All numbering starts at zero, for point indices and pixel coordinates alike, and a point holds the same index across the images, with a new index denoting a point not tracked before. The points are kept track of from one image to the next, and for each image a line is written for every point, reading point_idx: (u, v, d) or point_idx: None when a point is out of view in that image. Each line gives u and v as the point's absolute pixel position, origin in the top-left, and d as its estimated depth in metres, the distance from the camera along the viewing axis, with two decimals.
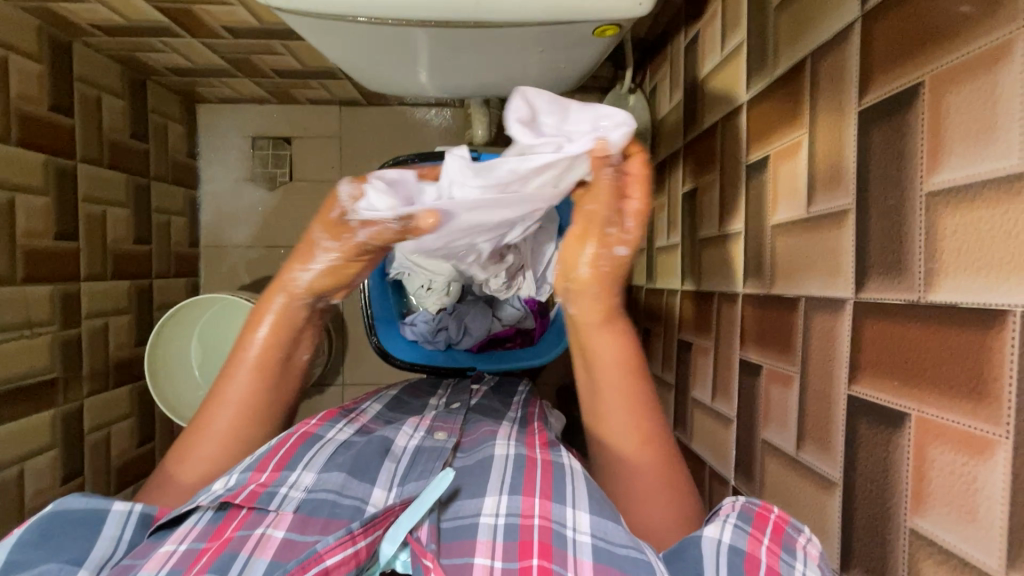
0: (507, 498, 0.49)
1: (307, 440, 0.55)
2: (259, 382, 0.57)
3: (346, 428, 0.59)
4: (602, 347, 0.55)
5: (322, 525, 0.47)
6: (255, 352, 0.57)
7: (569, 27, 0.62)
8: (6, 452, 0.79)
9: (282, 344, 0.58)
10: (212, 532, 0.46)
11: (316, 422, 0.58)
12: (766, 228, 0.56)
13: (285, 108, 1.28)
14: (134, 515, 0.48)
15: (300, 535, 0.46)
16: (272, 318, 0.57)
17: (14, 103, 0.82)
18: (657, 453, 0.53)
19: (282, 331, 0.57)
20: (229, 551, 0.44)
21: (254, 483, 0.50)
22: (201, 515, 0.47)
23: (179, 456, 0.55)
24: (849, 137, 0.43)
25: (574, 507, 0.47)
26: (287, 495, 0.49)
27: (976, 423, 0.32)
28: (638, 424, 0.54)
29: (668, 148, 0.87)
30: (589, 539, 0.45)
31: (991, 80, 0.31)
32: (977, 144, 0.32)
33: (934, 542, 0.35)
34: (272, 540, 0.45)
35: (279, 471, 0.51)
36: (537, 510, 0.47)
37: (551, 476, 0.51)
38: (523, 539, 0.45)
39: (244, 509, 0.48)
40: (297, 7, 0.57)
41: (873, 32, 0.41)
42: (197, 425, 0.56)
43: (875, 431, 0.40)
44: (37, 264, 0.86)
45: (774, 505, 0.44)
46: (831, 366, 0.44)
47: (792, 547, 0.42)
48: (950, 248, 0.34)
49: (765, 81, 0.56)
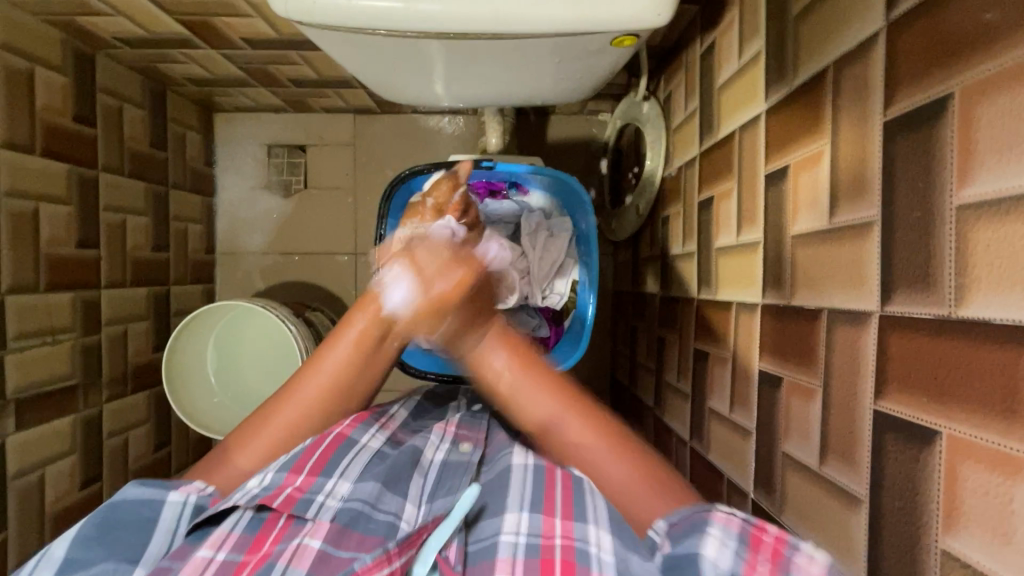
0: (528, 516, 0.48)
1: (343, 443, 0.55)
2: (353, 370, 0.58)
3: (379, 435, 0.59)
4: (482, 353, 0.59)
5: (357, 539, 0.47)
6: (343, 352, 0.58)
7: (586, 38, 0.62)
8: (28, 457, 0.80)
9: (360, 357, 0.58)
10: (250, 544, 0.46)
11: (350, 422, 0.57)
12: (786, 238, 0.55)
13: (301, 117, 1.30)
14: (188, 507, 0.49)
15: (336, 548, 0.46)
16: (355, 333, 0.58)
17: (39, 115, 0.84)
18: (578, 415, 0.54)
19: (368, 345, 0.58)
20: (268, 563, 0.43)
21: (291, 486, 0.50)
22: (239, 516, 0.48)
23: (258, 422, 0.55)
24: (873, 148, 0.43)
25: (596, 525, 0.46)
26: (324, 504, 0.49)
27: (1007, 442, 0.31)
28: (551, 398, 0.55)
29: (683, 157, 0.87)
30: (612, 560, 0.43)
31: (1023, 92, 0.31)
32: (1008, 158, 0.32)
33: (966, 563, 0.34)
34: (309, 550, 0.45)
35: (316, 475, 0.51)
36: (559, 530, 0.46)
37: (571, 494, 0.50)
38: (544, 558, 0.44)
39: (282, 516, 0.48)
40: (317, 20, 0.58)
41: (899, 44, 0.40)
42: (277, 399, 0.57)
43: (903, 448, 0.39)
44: (59, 271, 0.88)
45: (772, 525, 0.41)
46: (856, 379, 0.44)
47: (789, 569, 0.38)
48: (982, 262, 0.33)
49: (785, 90, 0.56)
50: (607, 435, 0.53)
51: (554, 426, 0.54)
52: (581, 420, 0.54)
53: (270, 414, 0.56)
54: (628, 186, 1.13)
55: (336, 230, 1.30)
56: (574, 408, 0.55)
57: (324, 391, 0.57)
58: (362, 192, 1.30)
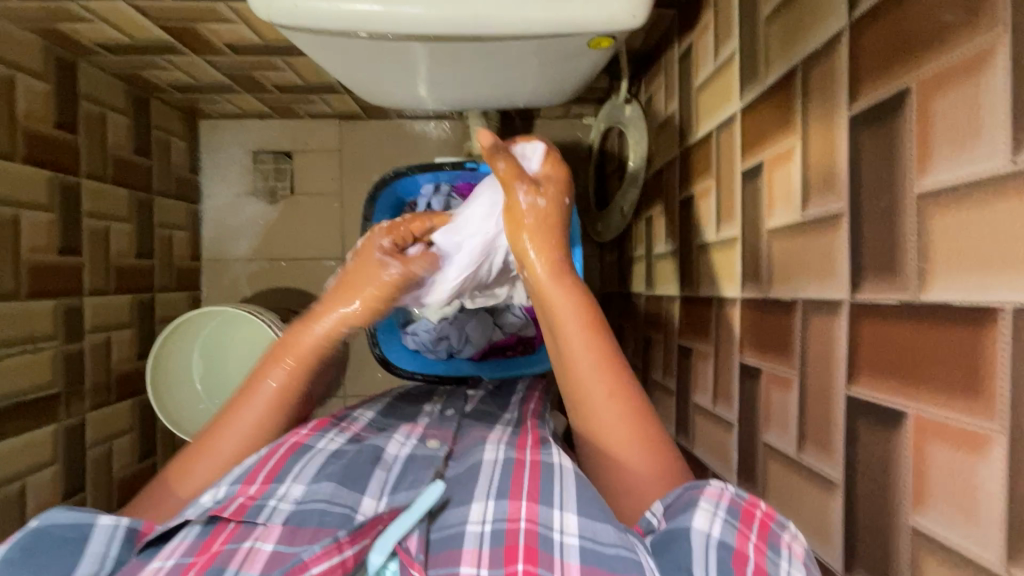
0: (494, 503, 0.48)
1: (296, 451, 0.55)
2: (275, 415, 0.60)
3: (337, 438, 0.60)
4: (557, 301, 0.59)
5: (311, 533, 0.47)
6: (271, 389, 0.60)
7: (565, 39, 0.63)
8: (9, 467, 0.79)
9: (304, 367, 0.62)
10: (199, 547, 0.45)
11: (306, 432, 0.59)
12: (763, 233, 0.56)
13: (286, 123, 1.30)
14: (120, 530, 0.47)
15: (289, 546, 0.45)
16: (292, 361, 0.62)
17: (20, 122, 0.83)
18: (617, 386, 0.55)
19: (302, 374, 0.62)
20: (217, 564, 0.43)
21: (242, 496, 0.50)
22: (190, 530, 0.47)
23: (218, 428, 0.59)
24: (840, 143, 0.44)
25: (561, 508, 0.46)
26: (276, 508, 0.49)
27: (970, 419, 0.32)
28: (599, 360, 0.56)
29: (664, 157, 0.88)
30: (576, 541, 0.44)
31: (974, 85, 0.32)
32: (962, 148, 0.33)
33: (935, 539, 0.35)
34: (261, 553, 0.44)
35: (269, 483, 0.51)
36: (524, 512, 0.46)
37: (538, 479, 0.50)
38: (509, 544, 0.44)
39: (232, 522, 0.47)
40: (300, 23, 0.58)
41: (861, 42, 0.42)
42: (246, 393, 0.61)
43: (874, 430, 0.40)
44: (40, 278, 0.87)
45: (760, 500, 0.44)
46: (829, 367, 0.45)
47: (777, 543, 0.41)
48: (941, 247, 0.35)
49: (758, 88, 0.58)
50: (651, 451, 0.53)
51: (594, 397, 0.55)
52: (620, 391, 0.55)
53: (234, 415, 0.59)
54: (613, 187, 1.15)
55: (323, 235, 1.30)
56: (616, 373, 0.56)
57: (276, 391, 0.60)
58: (349, 197, 1.30)
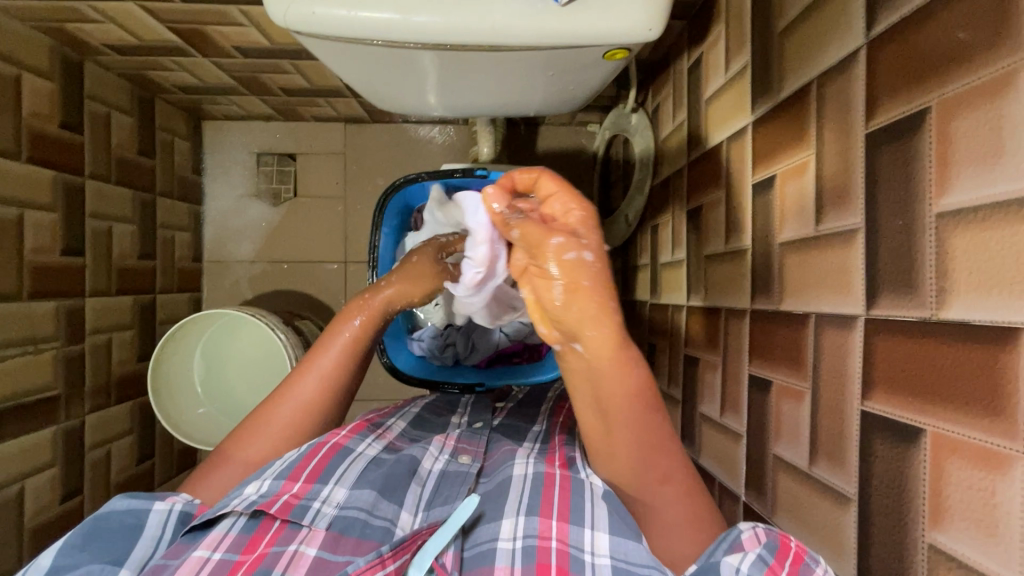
0: (524, 520, 0.49)
1: (339, 451, 0.55)
2: (323, 395, 0.60)
3: (375, 444, 0.58)
4: (613, 382, 0.47)
5: (354, 543, 0.48)
6: (320, 370, 0.60)
7: (579, 50, 0.64)
8: (7, 470, 0.78)
9: (358, 352, 0.63)
10: (246, 544, 0.46)
11: (346, 432, 0.57)
12: (773, 246, 0.57)
13: (290, 125, 1.29)
14: (174, 514, 0.51)
15: (332, 554, 0.46)
16: (338, 352, 0.62)
17: (25, 121, 0.83)
18: (671, 468, 0.49)
19: (347, 365, 0.62)
20: (263, 567, 0.44)
21: (287, 493, 0.50)
22: (234, 521, 0.48)
23: (268, 407, 0.59)
24: (856, 159, 0.44)
25: (591, 529, 0.47)
26: (320, 511, 0.49)
27: (987, 437, 0.33)
28: (634, 430, 0.48)
29: (671, 168, 0.89)
30: (608, 561, 0.45)
31: (997, 106, 0.33)
32: (984, 167, 0.34)
33: (951, 556, 0.35)
34: (305, 558, 0.45)
35: (311, 483, 0.51)
36: (554, 532, 0.47)
37: (568, 494, 0.50)
38: (540, 561, 0.45)
39: (276, 521, 0.48)
40: (317, 31, 0.59)
41: (878, 62, 0.42)
42: (294, 375, 0.61)
43: (890, 447, 0.40)
44: (43, 280, 0.86)
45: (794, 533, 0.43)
46: (843, 383, 0.45)
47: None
48: (962, 266, 0.35)
49: (770, 103, 0.58)
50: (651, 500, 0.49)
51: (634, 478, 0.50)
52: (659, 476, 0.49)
53: (288, 392, 0.60)
54: (618, 196, 1.15)
55: (324, 237, 1.29)
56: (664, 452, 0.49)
57: (346, 350, 0.62)
58: (352, 200, 1.30)
